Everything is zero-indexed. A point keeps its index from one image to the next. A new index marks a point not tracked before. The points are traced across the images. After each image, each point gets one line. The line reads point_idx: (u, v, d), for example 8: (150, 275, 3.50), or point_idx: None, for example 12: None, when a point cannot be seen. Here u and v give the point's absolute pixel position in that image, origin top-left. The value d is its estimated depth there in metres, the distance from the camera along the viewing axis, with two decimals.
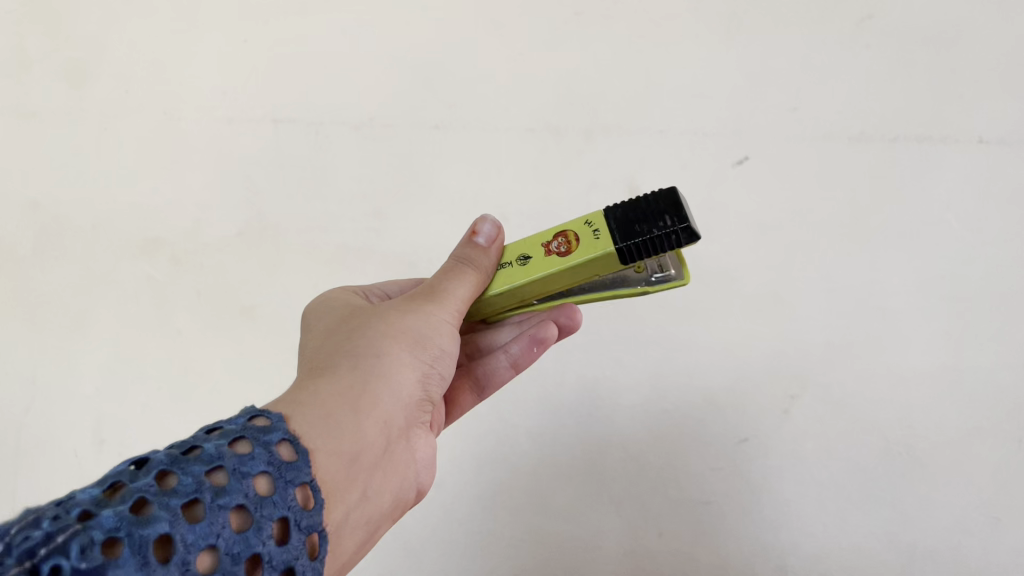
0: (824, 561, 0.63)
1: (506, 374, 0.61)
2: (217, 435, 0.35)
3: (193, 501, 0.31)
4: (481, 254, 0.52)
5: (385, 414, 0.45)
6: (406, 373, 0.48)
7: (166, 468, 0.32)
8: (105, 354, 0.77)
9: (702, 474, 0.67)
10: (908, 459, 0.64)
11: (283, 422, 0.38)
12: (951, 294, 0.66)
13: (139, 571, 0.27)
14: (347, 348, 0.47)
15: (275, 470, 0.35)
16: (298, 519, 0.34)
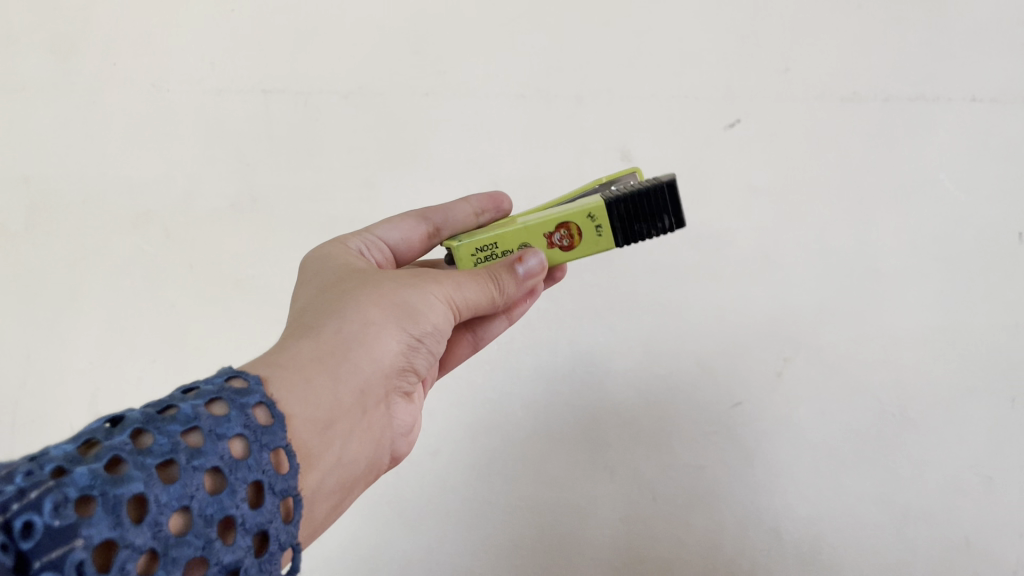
0: (817, 522, 0.65)
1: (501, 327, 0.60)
2: (194, 395, 0.34)
3: (168, 462, 0.29)
4: (504, 273, 0.48)
5: (365, 384, 0.43)
6: (392, 343, 0.46)
7: (143, 426, 0.30)
8: (97, 328, 0.83)
9: (695, 438, 0.67)
10: (902, 422, 0.63)
11: (262, 385, 0.36)
12: (945, 256, 0.64)
13: (112, 532, 0.26)
14: (336, 311, 0.45)
15: (251, 433, 0.33)
16: (274, 483, 0.33)
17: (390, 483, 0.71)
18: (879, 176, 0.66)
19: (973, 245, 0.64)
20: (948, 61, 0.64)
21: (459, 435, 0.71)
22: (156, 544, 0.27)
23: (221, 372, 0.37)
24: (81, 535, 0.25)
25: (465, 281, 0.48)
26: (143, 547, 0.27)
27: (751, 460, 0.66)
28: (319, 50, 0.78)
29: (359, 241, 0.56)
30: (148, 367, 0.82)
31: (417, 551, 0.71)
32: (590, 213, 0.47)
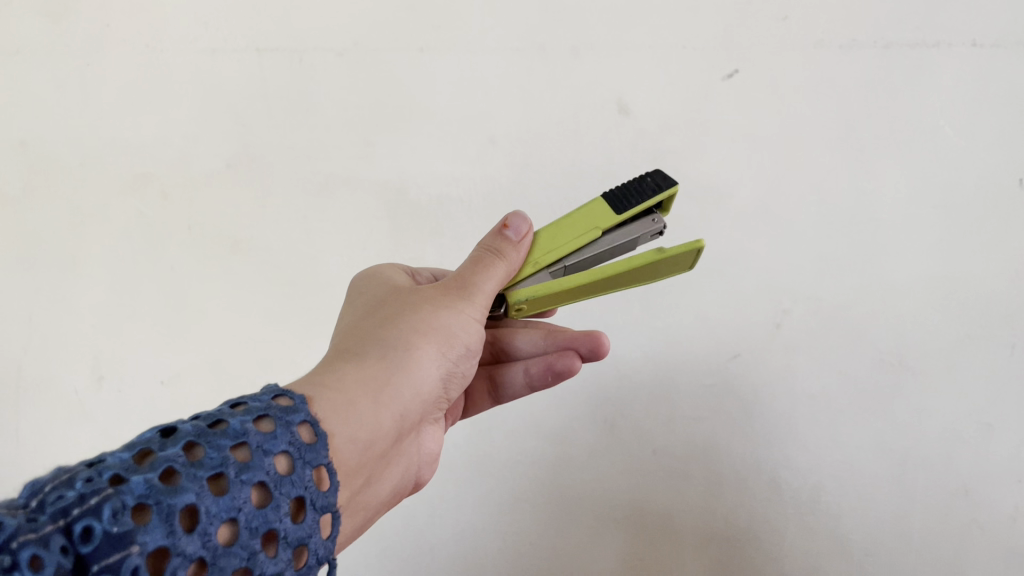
0: (817, 471, 0.65)
1: (523, 390, 0.61)
2: (242, 411, 0.34)
3: (218, 475, 0.31)
4: (510, 247, 0.50)
5: (402, 407, 0.45)
6: (427, 366, 0.47)
7: (195, 439, 0.32)
8: (99, 291, 0.83)
9: (693, 389, 0.68)
10: (899, 370, 0.64)
11: (307, 404, 0.37)
12: (946, 205, 0.64)
13: (165, 540, 0.27)
14: (380, 335, 0.46)
15: (295, 450, 0.34)
16: (315, 499, 0.34)
17: None
18: (879, 124, 0.65)
19: (973, 193, 0.63)
20: (948, 6, 0.62)
21: None
22: (206, 553, 0.29)
23: (266, 390, 0.38)
24: (138, 542, 0.26)
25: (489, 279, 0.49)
26: (194, 554, 0.28)
27: (750, 411, 0.66)
28: (313, 7, 0.76)
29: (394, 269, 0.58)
30: (150, 330, 0.83)
31: (419, 507, 0.72)
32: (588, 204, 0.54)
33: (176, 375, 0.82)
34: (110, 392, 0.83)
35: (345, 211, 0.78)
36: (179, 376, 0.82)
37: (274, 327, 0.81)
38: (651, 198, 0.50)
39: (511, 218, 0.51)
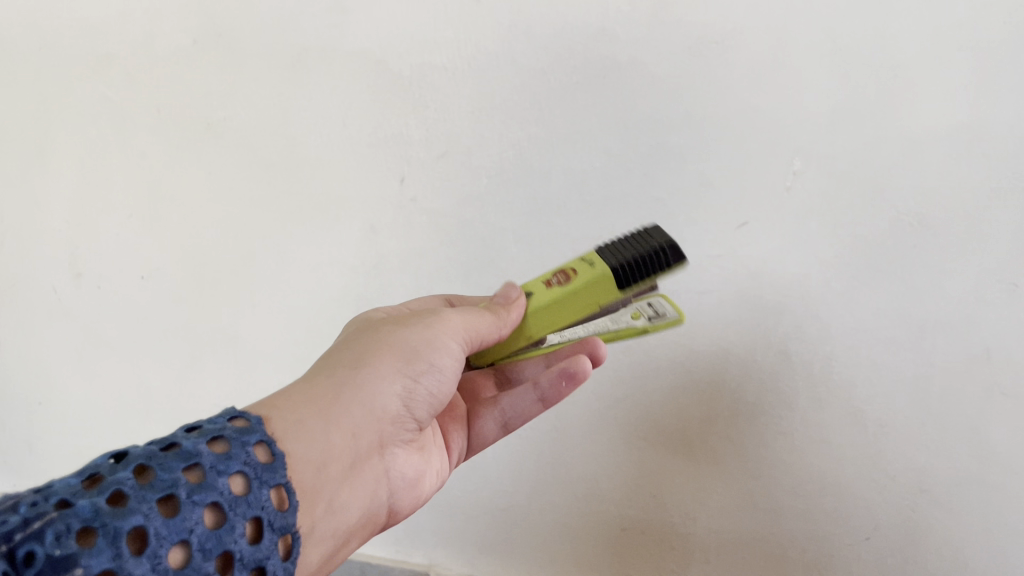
0: (829, 340, 0.61)
1: (534, 408, 0.61)
2: (197, 435, 0.38)
3: (170, 496, 0.34)
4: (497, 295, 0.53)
5: (356, 427, 0.48)
6: (390, 389, 0.50)
7: (144, 463, 0.35)
8: (70, 182, 0.78)
9: (698, 260, 0.63)
10: (918, 231, 0.56)
11: (262, 424, 0.42)
12: (1015, 27, 0.50)
13: (111, 563, 0.30)
14: (343, 362, 0.50)
15: (251, 470, 0.38)
16: (272, 520, 0.37)
17: None
18: None
19: None
20: None
21: (453, 271, 0.73)
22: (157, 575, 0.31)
23: (226, 414, 0.42)
24: (81, 564, 0.29)
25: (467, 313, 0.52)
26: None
27: (760, 281, 0.62)
28: None
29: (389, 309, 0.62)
30: (129, 223, 0.79)
31: None
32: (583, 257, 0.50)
33: (157, 270, 0.79)
34: (89, 287, 0.81)
35: (321, 87, 0.68)
36: (160, 271, 0.79)
37: (256, 213, 0.75)
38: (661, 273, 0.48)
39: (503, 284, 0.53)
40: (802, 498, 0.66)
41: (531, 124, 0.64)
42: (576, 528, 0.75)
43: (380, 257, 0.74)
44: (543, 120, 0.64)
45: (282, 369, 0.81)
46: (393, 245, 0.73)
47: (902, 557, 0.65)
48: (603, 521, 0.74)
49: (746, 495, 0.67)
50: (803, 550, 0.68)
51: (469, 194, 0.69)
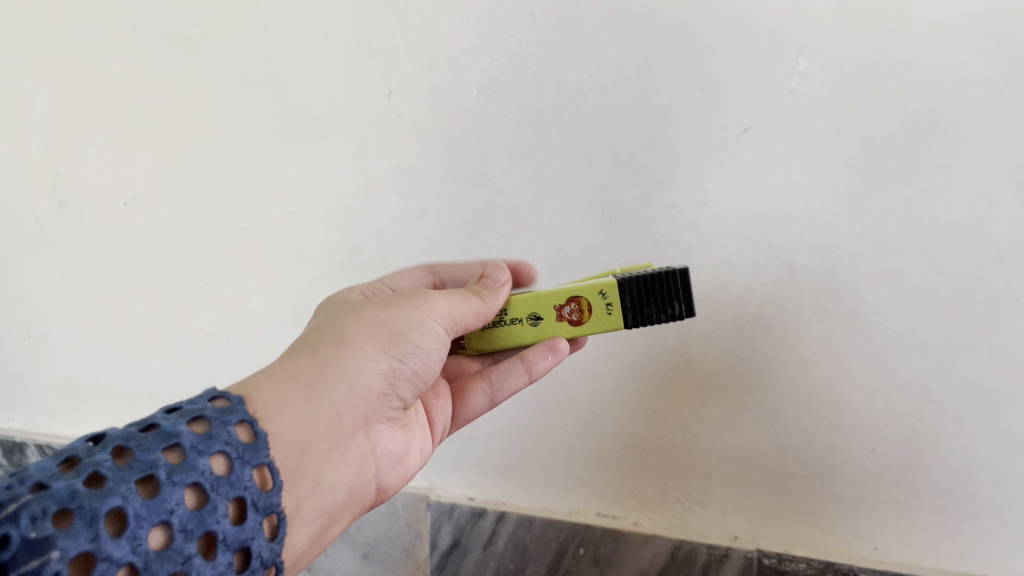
0: (835, 250, 0.58)
1: (520, 385, 0.58)
2: (178, 415, 0.38)
3: (149, 477, 0.34)
4: (488, 292, 0.54)
5: (343, 405, 0.46)
6: (374, 366, 0.47)
7: (123, 444, 0.35)
8: (44, 106, 0.76)
9: (699, 169, 0.60)
10: (929, 131, 0.54)
11: (244, 403, 0.41)
12: None
13: (89, 544, 0.31)
14: (323, 337, 0.48)
15: (233, 450, 0.38)
16: (256, 500, 0.38)
17: (377, 250, 0.72)
18: None
19: None
20: None
21: (446, 190, 0.68)
22: (136, 557, 0.32)
23: (205, 394, 0.42)
24: (57, 547, 0.30)
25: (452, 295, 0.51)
26: (121, 559, 0.31)
27: (761, 189, 0.59)
28: None
29: (368, 287, 0.60)
30: (110, 146, 0.75)
31: None
32: (600, 289, 0.51)
33: (140, 194, 0.76)
34: (70, 216, 0.79)
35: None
36: (142, 195, 0.76)
37: (237, 133, 0.71)
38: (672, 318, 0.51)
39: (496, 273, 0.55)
40: (805, 411, 0.63)
41: (523, 30, 0.61)
42: (568, 447, 0.72)
43: (369, 174, 0.69)
44: (534, 25, 0.61)
45: (269, 297, 0.76)
46: (382, 162, 0.68)
47: (910, 474, 0.61)
48: (601, 440, 0.70)
49: (746, 409, 0.64)
50: (807, 464, 0.64)
51: (461, 107, 0.65)
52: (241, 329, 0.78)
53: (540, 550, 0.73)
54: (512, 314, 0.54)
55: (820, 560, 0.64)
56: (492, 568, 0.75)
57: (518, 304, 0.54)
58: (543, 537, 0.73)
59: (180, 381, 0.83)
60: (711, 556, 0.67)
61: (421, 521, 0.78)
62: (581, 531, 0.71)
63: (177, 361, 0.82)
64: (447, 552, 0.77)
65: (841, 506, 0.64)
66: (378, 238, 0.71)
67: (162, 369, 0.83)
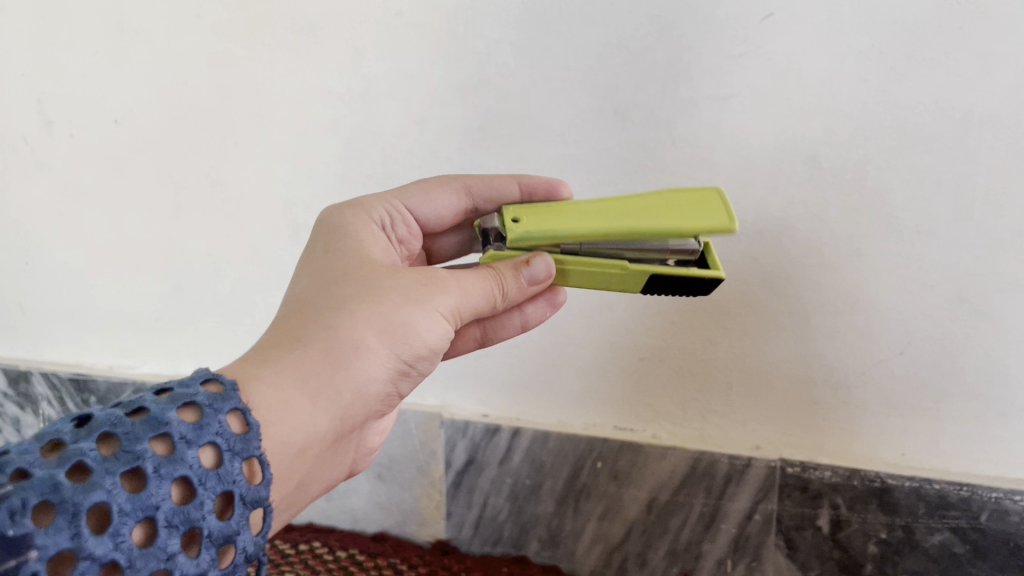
0: (862, 145, 0.55)
1: (512, 330, 0.57)
2: (167, 400, 0.35)
3: (135, 470, 0.31)
4: (512, 275, 0.46)
5: (346, 409, 0.43)
6: (383, 362, 0.44)
7: (108, 430, 0.32)
8: (21, 20, 0.71)
9: (718, 63, 0.56)
10: (967, 11, 0.49)
11: (238, 390, 0.38)
12: None
13: (69, 543, 0.28)
14: (329, 321, 0.43)
15: (224, 441, 0.35)
16: (245, 494, 0.35)
17: (377, 162, 0.68)
18: None
19: None
20: None
21: (447, 94, 0.64)
22: (118, 555, 0.29)
23: (198, 375, 0.39)
24: (34, 546, 0.27)
25: (469, 281, 0.46)
26: (103, 557, 0.29)
27: (784, 82, 0.55)
28: None
29: (385, 212, 0.53)
30: (92, 61, 0.71)
31: None
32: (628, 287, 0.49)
33: (129, 111, 0.73)
34: (60, 136, 0.76)
35: None
36: (131, 112, 0.73)
37: (225, 43, 0.67)
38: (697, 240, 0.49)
39: (532, 257, 0.46)
40: (832, 315, 0.60)
41: None
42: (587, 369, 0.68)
43: (366, 81, 0.65)
44: None
45: (268, 216, 0.73)
46: (378, 69, 0.64)
47: (941, 378, 0.58)
48: (615, 352, 0.67)
49: (766, 315, 0.61)
50: (832, 370, 0.61)
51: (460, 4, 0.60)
52: (242, 248, 0.75)
53: (556, 465, 0.70)
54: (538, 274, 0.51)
55: (845, 468, 0.61)
56: (508, 485, 0.72)
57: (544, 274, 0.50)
58: (559, 453, 0.69)
59: (182, 304, 0.80)
60: (733, 466, 0.64)
61: (435, 440, 0.74)
62: (599, 444, 0.68)
63: (179, 284, 0.79)
64: (462, 469, 0.74)
65: (868, 412, 0.61)
66: (379, 148, 0.68)
67: (165, 292, 0.80)
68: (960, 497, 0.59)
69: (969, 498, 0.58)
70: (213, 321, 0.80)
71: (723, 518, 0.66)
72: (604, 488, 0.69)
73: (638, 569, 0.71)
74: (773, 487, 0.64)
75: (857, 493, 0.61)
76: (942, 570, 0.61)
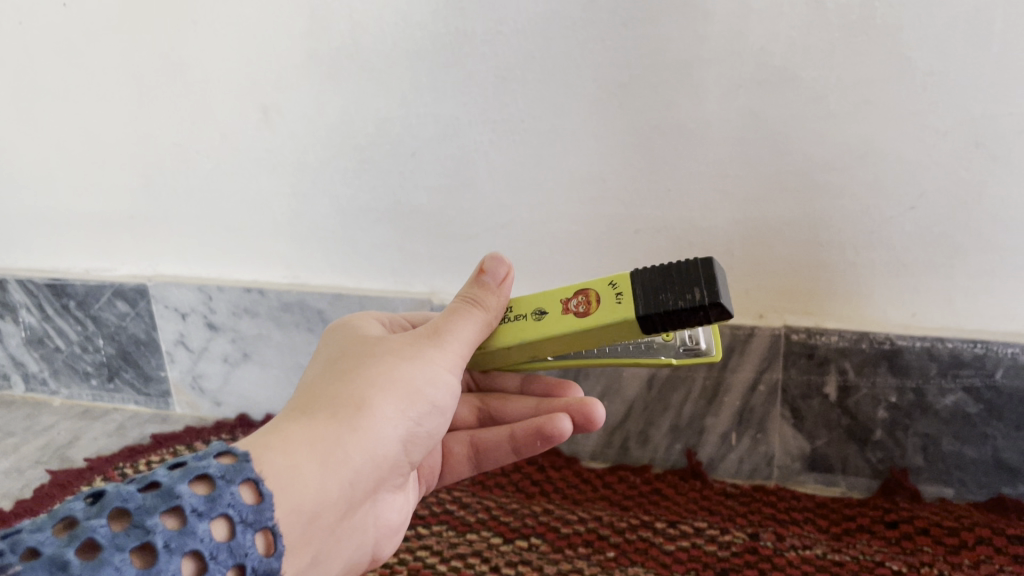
0: None
1: (509, 456, 0.52)
2: (179, 472, 0.33)
3: (146, 544, 0.30)
4: (489, 294, 0.44)
5: (357, 475, 0.40)
6: (393, 424, 0.41)
7: (120, 506, 0.31)
8: None
9: None
10: None
11: (251, 459, 0.36)
12: None
13: None
14: (334, 386, 0.41)
15: (237, 513, 0.33)
16: (255, 568, 0.33)
17: (345, 35, 0.62)
18: None
19: None
20: None
21: None
22: None
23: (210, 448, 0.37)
24: None
25: (460, 326, 0.43)
26: None
27: None
28: None
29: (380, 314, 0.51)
30: None
31: (390, 107, 0.63)
32: (613, 278, 0.41)
33: None
34: (11, 25, 0.71)
35: None
36: None
37: None
38: (694, 326, 0.39)
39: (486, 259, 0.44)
40: (838, 171, 0.55)
41: None
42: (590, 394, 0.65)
43: None
44: None
45: (233, 103, 0.68)
46: None
47: (954, 232, 0.55)
48: (610, 226, 0.62)
49: (767, 176, 0.57)
50: (840, 230, 0.57)
51: None
52: (210, 138, 0.70)
53: None
54: (516, 313, 0.45)
55: (853, 332, 0.59)
56: None
57: (524, 301, 0.45)
58: None
59: (152, 202, 0.74)
60: (735, 337, 0.61)
61: None
62: None
63: (148, 179, 0.73)
64: None
65: (879, 274, 0.57)
66: (346, 19, 0.61)
67: (135, 188, 0.74)
68: (974, 356, 0.56)
69: (984, 356, 0.56)
70: (187, 218, 0.74)
71: (725, 390, 0.63)
72: (601, 368, 0.66)
73: (639, 448, 0.68)
74: (777, 355, 0.61)
75: (866, 357, 0.59)
76: (955, 432, 0.58)
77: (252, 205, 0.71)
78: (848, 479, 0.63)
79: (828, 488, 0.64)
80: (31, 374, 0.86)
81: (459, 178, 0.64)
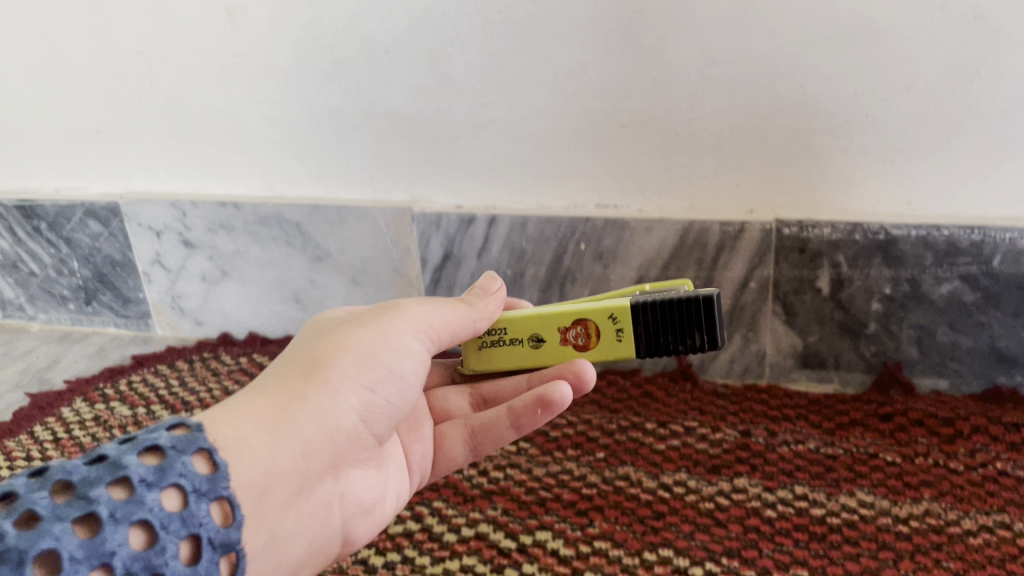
0: None
1: (508, 434, 0.46)
2: (129, 443, 0.33)
3: (90, 514, 0.29)
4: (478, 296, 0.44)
5: (310, 444, 0.38)
6: (349, 392, 0.39)
7: (63, 478, 0.30)
8: None
9: None
10: None
11: (207, 429, 0.35)
12: None
13: None
14: (295, 357, 0.40)
15: (190, 483, 0.32)
16: (212, 538, 0.32)
17: None
18: None
19: None
20: None
21: None
22: None
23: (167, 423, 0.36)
24: None
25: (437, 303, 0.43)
26: None
27: None
28: None
29: None
30: None
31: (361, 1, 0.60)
32: (612, 313, 0.42)
33: None
34: None
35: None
36: None
37: None
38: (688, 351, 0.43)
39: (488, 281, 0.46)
40: (829, 52, 0.53)
41: None
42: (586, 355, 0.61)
43: None
44: None
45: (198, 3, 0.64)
46: None
47: (952, 112, 0.53)
48: (593, 121, 0.59)
49: (755, 60, 0.54)
50: (833, 115, 0.55)
51: None
52: (175, 42, 0.66)
53: (537, 251, 0.64)
54: (508, 334, 0.45)
55: (846, 223, 0.57)
56: None
57: (515, 324, 0.44)
58: (539, 238, 0.64)
59: (119, 113, 0.71)
60: (724, 233, 0.59)
61: (407, 236, 0.67)
62: (581, 224, 0.63)
63: (114, 89, 0.70)
64: (439, 266, 0.67)
65: (873, 160, 0.55)
66: None
67: (101, 99, 0.71)
68: (971, 242, 0.54)
69: (981, 243, 0.54)
70: (157, 129, 0.71)
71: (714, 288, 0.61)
72: (589, 271, 0.64)
73: None
74: (768, 250, 0.59)
75: (859, 248, 0.57)
76: (951, 322, 0.57)
77: (222, 113, 0.68)
78: (841, 375, 0.61)
79: (820, 385, 0.62)
80: (7, 300, 0.84)
81: (436, 76, 0.61)
